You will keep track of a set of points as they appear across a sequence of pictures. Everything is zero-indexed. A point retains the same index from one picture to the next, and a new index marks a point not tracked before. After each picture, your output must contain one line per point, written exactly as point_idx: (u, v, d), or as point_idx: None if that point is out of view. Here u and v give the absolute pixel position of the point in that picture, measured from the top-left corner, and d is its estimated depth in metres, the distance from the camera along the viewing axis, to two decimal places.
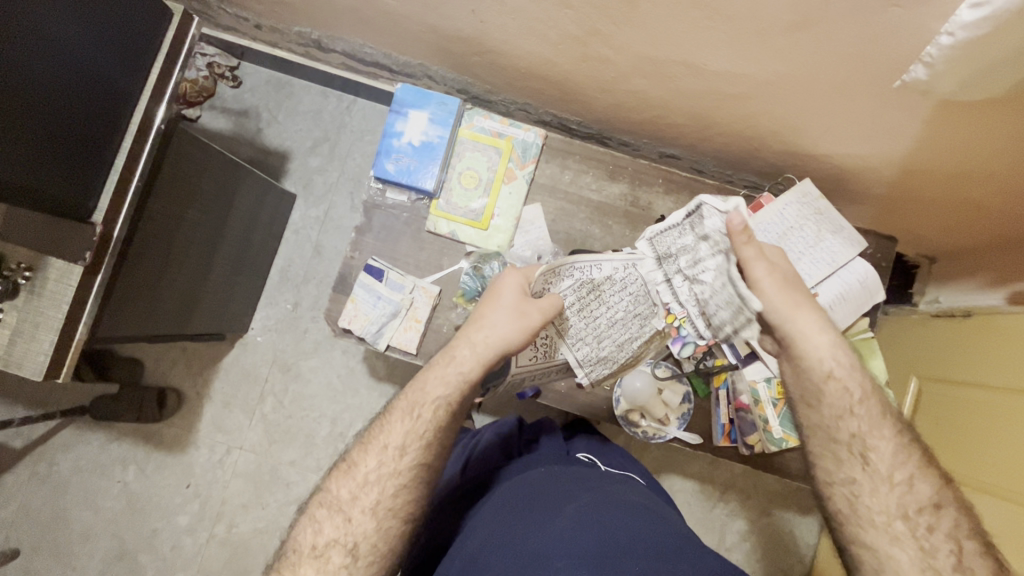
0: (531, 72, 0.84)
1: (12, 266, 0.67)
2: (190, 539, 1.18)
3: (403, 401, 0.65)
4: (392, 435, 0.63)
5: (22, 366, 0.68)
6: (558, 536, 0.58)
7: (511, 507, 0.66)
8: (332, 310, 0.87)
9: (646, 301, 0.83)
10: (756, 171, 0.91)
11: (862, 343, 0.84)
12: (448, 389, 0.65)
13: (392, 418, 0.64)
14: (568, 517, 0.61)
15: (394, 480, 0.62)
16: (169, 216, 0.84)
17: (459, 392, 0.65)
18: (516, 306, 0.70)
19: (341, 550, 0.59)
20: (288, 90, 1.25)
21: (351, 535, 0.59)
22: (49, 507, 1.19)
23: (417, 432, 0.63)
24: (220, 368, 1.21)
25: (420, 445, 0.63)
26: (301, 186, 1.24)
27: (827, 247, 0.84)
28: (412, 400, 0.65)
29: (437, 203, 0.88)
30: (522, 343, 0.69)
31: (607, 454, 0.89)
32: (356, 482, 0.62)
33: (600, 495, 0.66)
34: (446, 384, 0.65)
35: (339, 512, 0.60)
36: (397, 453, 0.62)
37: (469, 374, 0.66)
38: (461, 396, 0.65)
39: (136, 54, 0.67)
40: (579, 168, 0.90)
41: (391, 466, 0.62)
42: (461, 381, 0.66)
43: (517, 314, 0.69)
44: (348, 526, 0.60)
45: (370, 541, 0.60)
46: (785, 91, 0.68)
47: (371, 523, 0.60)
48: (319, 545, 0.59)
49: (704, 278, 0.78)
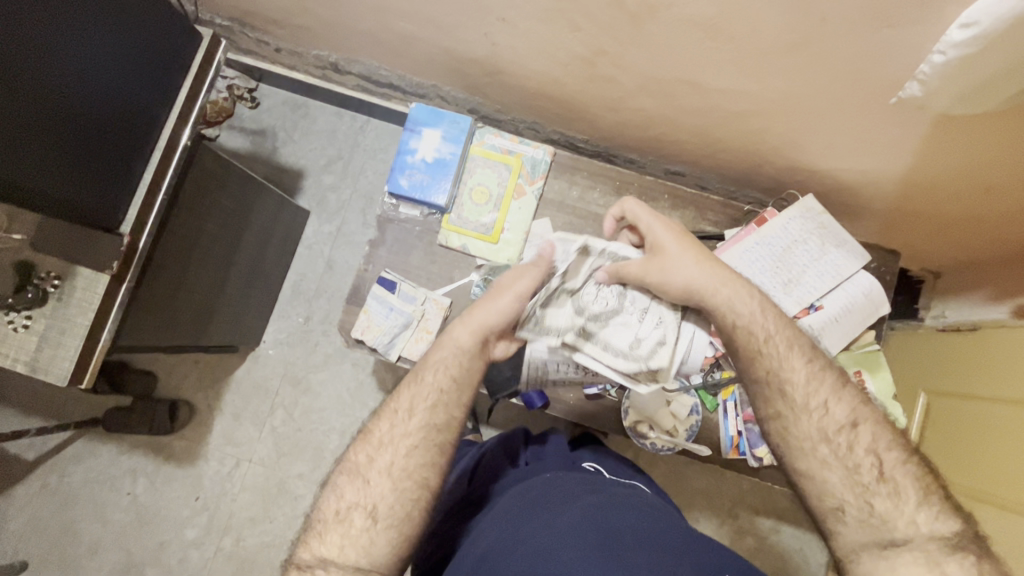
0: (540, 91, 0.87)
1: (40, 275, 0.69)
2: (196, 553, 1.17)
3: (410, 375, 0.69)
4: (401, 400, 0.66)
5: (49, 371, 0.69)
6: (562, 540, 0.59)
7: (518, 510, 0.67)
8: (344, 321, 0.89)
9: (603, 324, 0.77)
10: (759, 188, 0.93)
11: (868, 355, 0.85)
12: (445, 354, 0.69)
13: (400, 388, 0.67)
14: (571, 520, 0.62)
15: (406, 441, 0.63)
16: (189, 231, 0.87)
17: (460, 361, 0.68)
18: (509, 281, 0.73)
19: (363, 513, 0.59)
20: (304, 110, 1.29)
21: (370, 497, 0.60)
22: (58, 519, 1.19)
23: (422, 396, 0.66)
24: (232, 380, 1.22)
25: (426, 406, 0.65)
26: (314, 204, 1.27)
27: (832, 260, 0.85)
28: (415, 372, 0.68)
29: (449, 217, 0.90)
30: (510, 312, 0.71)
31: (615, 463, 0.88)
32: (372, 446, 0.63)
33: (603, 498, 0.68)
34: (448, 350, 0.69)
35: (359, 476, 0.62)
36: (405, 415, 0.65)
37: (463, 343, 0.69)
38: (458, 363, 0.68)
39: (163, 76, 0.71)
40: (586, 184, 0.93)
41: (401, 427, 0.64)
42: (458, 349, 0.68)
43: (507, 287, 0.72)
44: (366, 489, 0.61)
45: (387, 502, 0.60)
46: (787, 108, 0.71)
47: (388, 483, 0.61)
48: (342, 511, 0.60)
49: (625, 333, 0.76)
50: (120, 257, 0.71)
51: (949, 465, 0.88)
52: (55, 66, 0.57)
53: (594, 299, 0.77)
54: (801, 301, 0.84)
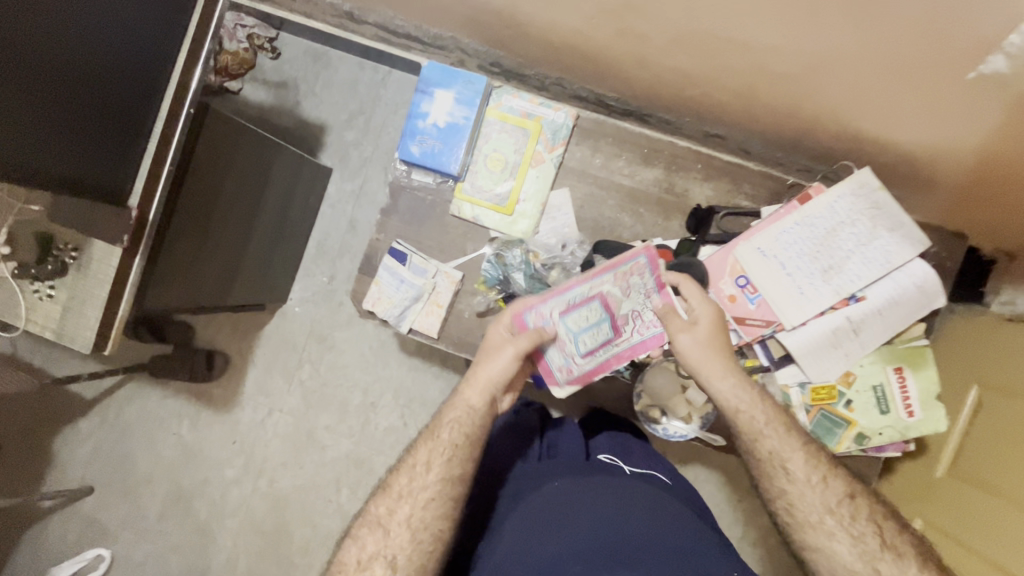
0: (564, 45, 0.79)
1: (59, 247, 0.71)
2: (236, 490, 1.27)
3: (426, 430, 0.72)
4: (417, 456, 0.70)
5: (74, 339, 0.72)
6: (583, 564, 0.58)
7: (536, 509, 0.67)
8: (356, 291, 0.88)
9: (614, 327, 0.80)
10: (807, 154, 0.80)
11: (913, 351, 0.77)
12: (458, 412, 0.71)
13: (418, 445, 0.71)
14: (593, 536, 0.62)
15: (425, 495, 0.67)
16: (207, 191, 0.87)
17: (473, 418, 0.70)
18: (495, 345, 0.75)
19: (382, 564, 0.64)
20: (324, 61, 1.24)
21: (390, 549, 0.65)
22: (117, 451, 1.31)
23: (439, 451, 0.69)
24: (263, 335, 1.27)
25: (443, 461, 0.68)
26: (337, 160, 1.25)
27: (882, 245, 0.74)
28: (433, 427, 0.71)
29: (462, 186, 0.85)
30: (508, 375, 0.72)
31: (630, 453, 0.82)
32: (392, 498, 0.68)
33: (620, 507, 0.65)
34: (460, 410, 0.71)
35: (379, 527, 0.66)
36: (423, 470, 0.68)
37: (475, 403, 0.71)
38: (470, 419, 0.70)
39: (160, 42, 0.66)
40: (611, 151, 0.85)
41: (419, 481, 0.68)
42: (469, 408, 0.71)
43: (496, 350, 0.74)
44: (387, 539, 0.66)
45: (406, 553, 0.65)
46: (847, 72, 0.60)
47: (407, 534, 0.66)
48: (363, 561, 0.65)
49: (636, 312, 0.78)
50: (130, 230, 0.71)
51: (989, 463, 0.82)
52: (44, 42, 0.54)
53: (592, 334, 0.77)
54: (841, 291, 0.74)
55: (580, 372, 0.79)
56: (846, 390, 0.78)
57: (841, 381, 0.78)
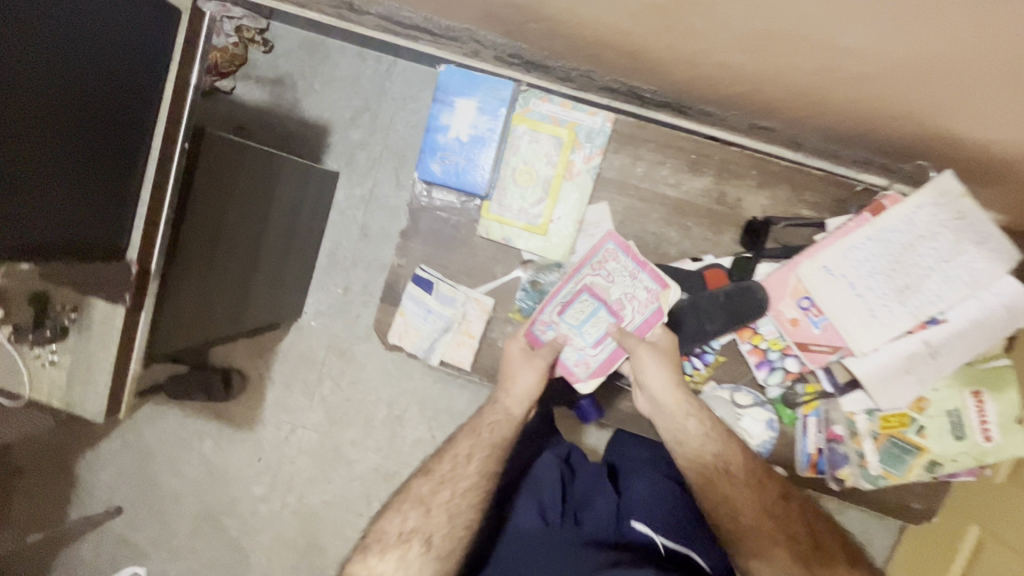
0: (596, 43, 0.65)
1: (57, 307, 0.65)
2: (265, 507, 1.26)
3: (468, 423, 0.75)
4: (460, 447, 0.72)
5: (83, 405, 0.66)
6: None
7: None
8: (383, 321, 0.83)
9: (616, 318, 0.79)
10: (872, 149, 0.67)
11: (991, 373, 0.73)
12: (497, 415, 0.75)
13: (459, 435, 0.74)
14: None
15: (463, 480, 0.69)
16: (214, 223, 0.79)
17: (512, 425, 0.74)
18: (519, 359, 0.76)
19: (421, 540, 0.65)
20: (322, 53, 1.13)
21: (429, 526, 0.66)
22: (141, 472, 1.29)
23: (482, 444, 0.72)
24: (280, 351, 1.22)
25: (484, 455, 0.71)
26: (343, 162, 1.16)
27: (967, 261, 0.67)
28: (473, 423, 0.74)
29: (489, 206, 0.79)
30: (539, 385, 0.75)
31: (664, 505, 0.74)
32: (434, 480, 0.69)
33: None
34: (500, 415, 0.74)
35: (422, 504, 0.68)
36: (466, 458, 0.71)
37: (514, 412, 0.74)
38: (510, 424, 0.74)
39: (137, 82, 0.57)
40: (654, 159, 0.78)
41: (461, 467, 0.70)
42: (508, 414, 0.74)
43: (525, 362, 0.76)
44: (427, 517, 0.66)
45: (442, 532, 0.66)
46: (961, 92, 0.49)
47: (445, 516, 0.67)
48: (403, 533, 0.65)
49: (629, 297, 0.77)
50: (132, 287, 0.64)
51: None
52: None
53: (593, 324, 0.77)
54: (919, 313, 0.68)
55: (597, 364, 0.78)
56: (918, 416, 0.75)
57: (914, 407, 0.75)
